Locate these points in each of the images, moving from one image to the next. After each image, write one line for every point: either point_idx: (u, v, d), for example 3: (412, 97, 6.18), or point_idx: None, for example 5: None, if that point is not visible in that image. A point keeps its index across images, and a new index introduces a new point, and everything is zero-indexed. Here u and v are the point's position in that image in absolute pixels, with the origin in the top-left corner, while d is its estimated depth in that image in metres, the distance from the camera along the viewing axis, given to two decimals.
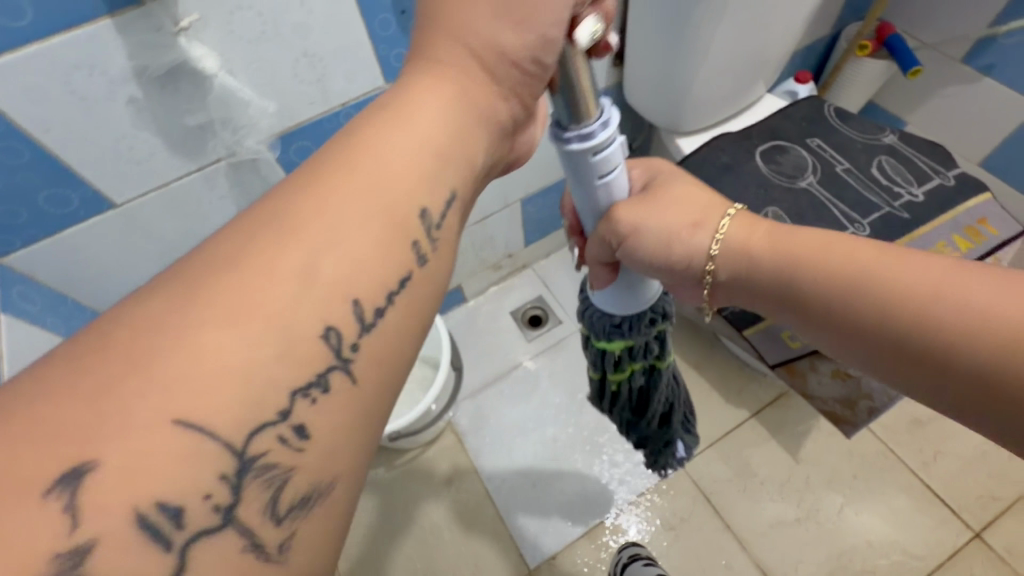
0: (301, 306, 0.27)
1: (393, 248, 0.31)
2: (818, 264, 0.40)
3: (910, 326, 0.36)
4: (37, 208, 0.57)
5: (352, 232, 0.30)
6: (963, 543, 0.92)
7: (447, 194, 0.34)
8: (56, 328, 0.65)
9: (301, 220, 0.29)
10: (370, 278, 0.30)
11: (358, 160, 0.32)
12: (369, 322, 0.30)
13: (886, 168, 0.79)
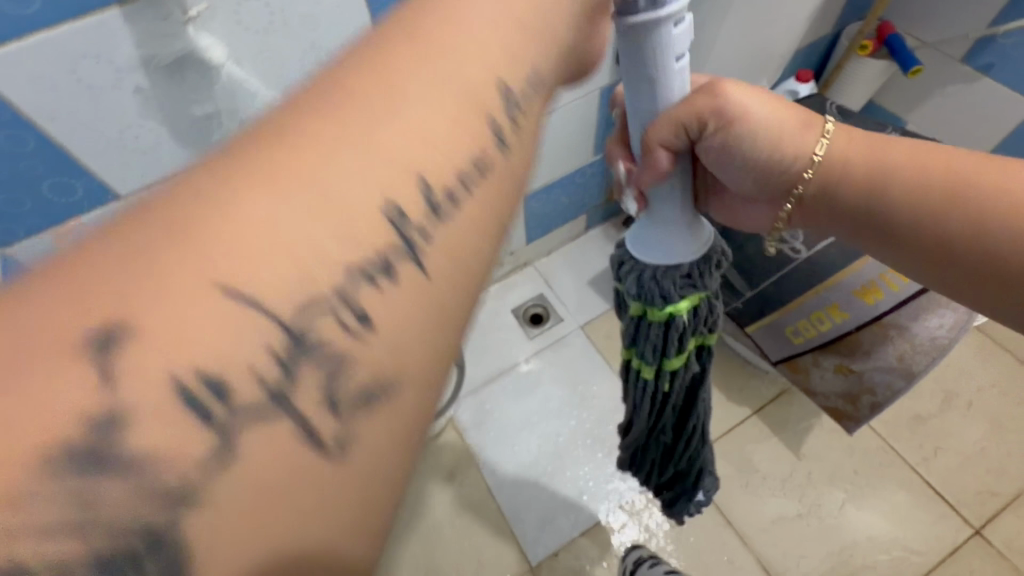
0: (360, 179, 0.23)
1: (464, 122, 0.27)
2: (886, 170, 0.43)
3: (972, 228, 0.40)
4: (40, 198, 0.57)
5: (405, 136, 0.25)
6: (963, 538, 0.93)
7: (521, 69, 0.29)
8: None
9: (344, 118, 0.24)
10: (442, 153, 0.26)
11: (415, 50, 0.27)
12: (440, 206, 0.25)
13: None
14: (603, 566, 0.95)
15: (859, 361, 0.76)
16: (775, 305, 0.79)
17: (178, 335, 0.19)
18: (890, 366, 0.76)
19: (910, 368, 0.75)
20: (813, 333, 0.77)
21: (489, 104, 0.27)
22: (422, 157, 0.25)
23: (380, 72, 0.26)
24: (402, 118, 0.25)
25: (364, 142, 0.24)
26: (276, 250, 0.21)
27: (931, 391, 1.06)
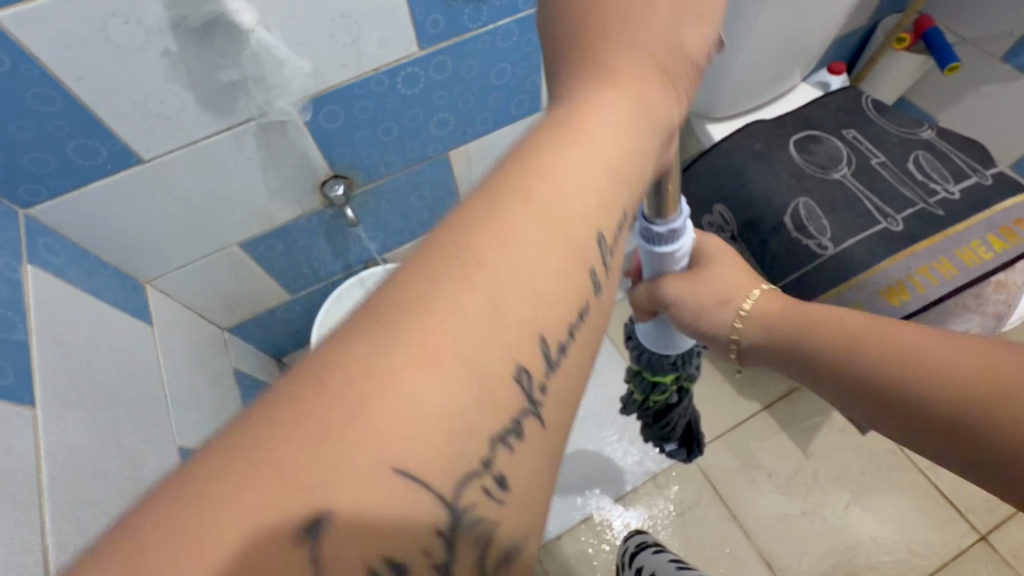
0: (495, 346, 0.24)
1: (571, 278, 0.27)
2: (808, 331, 0.44)
3: (902, 381, 0.36)
4: (65, 158, 0.57)
5: (558, 258, 0.27)
6: (969, 544, 0.92)
7: (619, 215, 0.30)
8: (80, 282, 0.63)
9: (497, 236, 0.25)
10: (554, 311, 0.26)
11: (556, 169, 0.28)
12: (553, 359, 0.26)
13: (922, 163, 0.77)
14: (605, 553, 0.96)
15: None
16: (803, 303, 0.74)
17: (385, 449, 0.20)
18: None
19: None
20: None
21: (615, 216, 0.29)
22: (564, 277, 0.27)
23: (520, 192, 0.27)
24: (529, 288, 0.26)
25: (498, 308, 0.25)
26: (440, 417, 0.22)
27: None
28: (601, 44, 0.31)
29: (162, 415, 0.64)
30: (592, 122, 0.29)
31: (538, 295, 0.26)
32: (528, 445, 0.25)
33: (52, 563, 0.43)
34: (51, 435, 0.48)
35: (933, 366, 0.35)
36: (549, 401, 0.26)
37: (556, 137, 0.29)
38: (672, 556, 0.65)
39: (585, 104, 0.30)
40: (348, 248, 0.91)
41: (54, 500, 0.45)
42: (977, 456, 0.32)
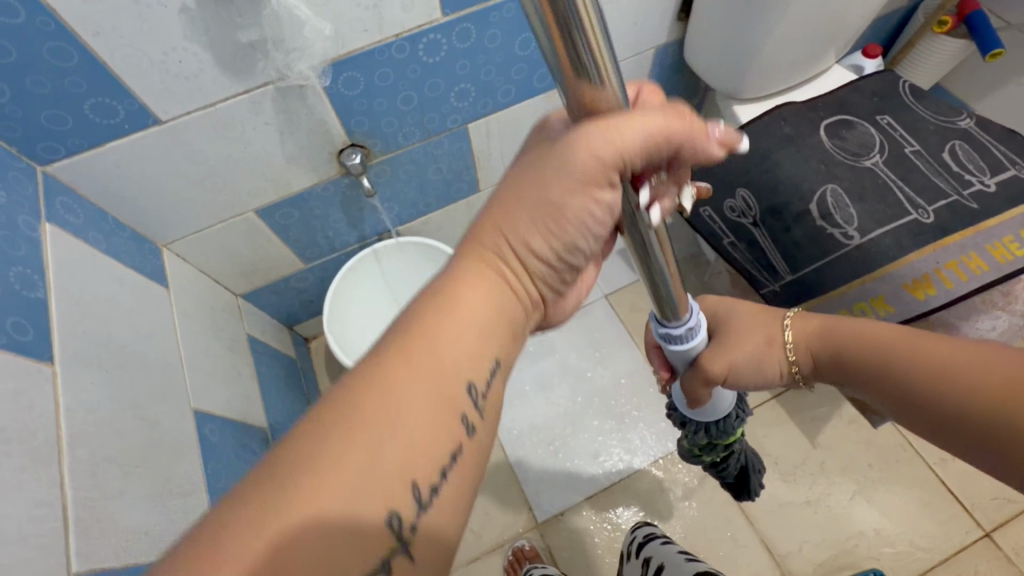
0: (367, 499, 0.26)
1: (442, 428, 0.30)
2: (848, 344, 0.49)
3: (927, 386, 0.41)
4: (83, 116, 0.56)
5: (419, 421, 0.29)
6: (972, 540, 0.92)
7: (490, 365, 0.34)
8: (98, 243, 0.63)
9: (363, 410, 0.28)
10: (425, 460, 0.29)
11: (417, 345, 0.31)
12: (425, 501, 0.28)
13: (959, 154, 0.74)
14: (607, 531, 0.97)
15: None
16: (813, 293, 0.73)
17: None
18: None
19: None
20: None
21: (476, 371, 0.33)
22: (429, 433, 0.29)
23: (383, 367, 0.30)
24: (400, 445, 0.28)
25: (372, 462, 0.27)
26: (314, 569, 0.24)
27: None
28: (496, 213, 0.35)
29: (178, 378, 0.65)
30: (456, 301, 0.34)
31: (412, 446, 0.28)
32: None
33: (72, 516, 0.44)
34: (70, 392, 0.49)
35: (970, 378, 0.38)
36: (419, 541, 0.28)
37: (431, 307, 0.33)
38: (681, 548, 0.64)
39: (455, 285, 0.34)
40: (363, 220, 0.91)
41: (74, 456, 0.46)
42: (1013, 457, 0.35)
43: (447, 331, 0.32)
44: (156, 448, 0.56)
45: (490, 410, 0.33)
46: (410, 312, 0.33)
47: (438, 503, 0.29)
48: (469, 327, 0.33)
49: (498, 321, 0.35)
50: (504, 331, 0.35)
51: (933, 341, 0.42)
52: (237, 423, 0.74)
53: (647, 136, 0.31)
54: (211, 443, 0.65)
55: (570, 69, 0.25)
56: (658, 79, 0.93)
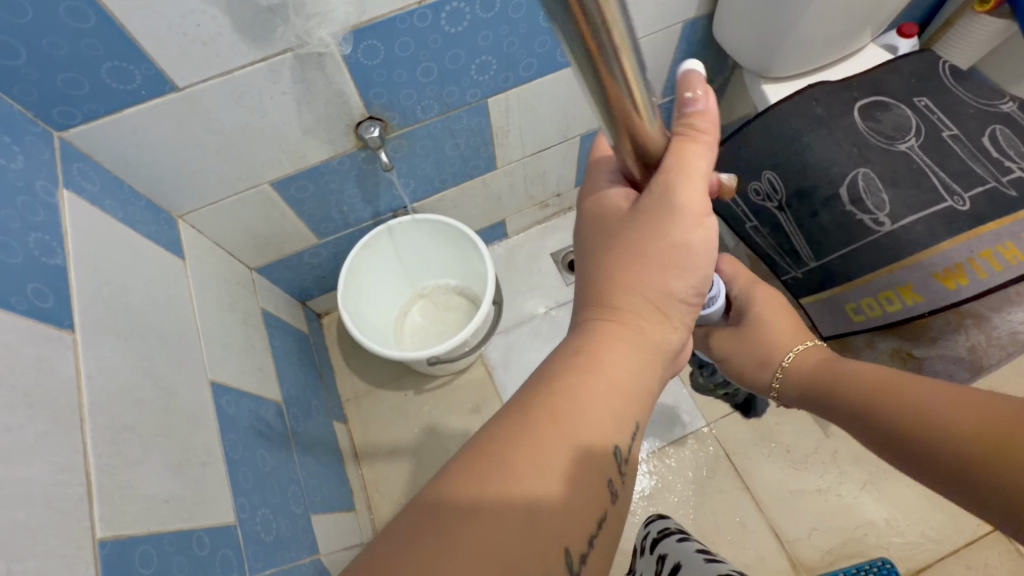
0: (549, 528, 0.33)
1: (599, 477, 0.36)
2: (842, 385, 0.51)
3: (912, 426, 0.42)
4: (99, 81, 0.55)
5: (587, 472, 0.36)
6: (984, 532, 0.92)
7: (633, 424, 0.39)
8: (115, 212, 0.63)
9: (547, 444, 0.35)
10: (589, 502, 0.35)
11: (585, 395, 0.37)
12: (589, 540, 0.35)
13: (999, 139, 0.71)
14: None
15: (920, 348, 0.71)
16: (839, 279, 0.73)
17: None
18: (957, 356, 0.70)
19: (978, 362, 0.69)
20: (878, 313, 0.71)
21: (626, 429, 0.39)
22: (593, 484, 0.36)
23: (557, 406, 0.37)
24: (573, 485, 0.35)
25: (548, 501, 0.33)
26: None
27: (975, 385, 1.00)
28: (619, 280, 0.42)
29: (195, 349, 0.65)
30: (610, 355, 0.40)
31: (577, 492, 0.35)
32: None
33: (94, 482, 0.44)
34: (90, 360, 0.49)
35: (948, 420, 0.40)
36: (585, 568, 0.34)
37: (590, 371, 0.39)
38: (699, 546, 0.61)
39: (607, 338, 0.41)
40: (378, 195, 0.89)
41: (95, 424, 0.46)
42: (984, 496, 0.35)
43: (605, 383, 0.39)
44: (175, 418, 0.56)
45: (632, 467, 0.39)
46: (574, 356, 0.40)
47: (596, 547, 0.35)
48: (622, 384, 0.39)
49: (640, 382, 0.41)
50: (645, 392, 0.41)
51: (921, 385, 0.44)
52: (253, 396, 0.74)
53: (701, 168, 0.39)
54: (228, 415, 0.66)
55: (617, 96, 0.31)
56: (684, 55, 0.89)
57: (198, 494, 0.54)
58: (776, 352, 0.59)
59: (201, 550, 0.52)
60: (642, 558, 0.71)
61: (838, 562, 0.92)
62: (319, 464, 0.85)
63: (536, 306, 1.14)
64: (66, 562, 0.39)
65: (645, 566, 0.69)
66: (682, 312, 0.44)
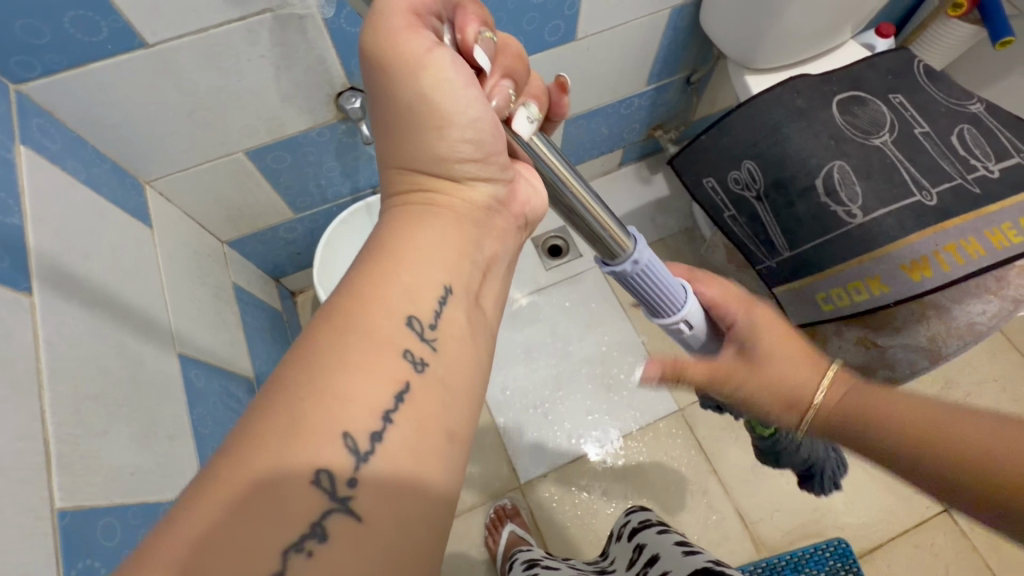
0: (289, 454, 0.26)
1: (383, 366, 0.30)
2: (878, 422, 0.43)
3: (986, 491, 0.35)
4: (61, 31, 0.51)
5: (364, 358, 0.29)
6: (932, 514, 0.97)
7: (438, 291, 0.34)
8: (76, 173, 0.59)
9: (307, 347, 0.29)
10: (366, 406, 0.28)
11: (368, 280, 0.32)
12: (370, 443, 0.27)
13: (966, 138, 0.74)
14: (594, 498, 0.99)
15: (885, 336, 0.75)
16: (812, 269, 0.75)
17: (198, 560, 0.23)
18: (917, 346, 0.73)
19: (937, 351, 0.73)
20: (846, 303, 0.73)
21: (426, 299, 0.33)
22: (377, 365, 0.29)
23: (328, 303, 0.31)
24: (346, 375, 0.28)
25: (295, 424, 0.26)
26: (247, 551, 0.24)
27: (930, 375, 1.05)
28: (400, 161, 0.39)
29: (162, 320, 0.62)
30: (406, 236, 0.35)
31: (344, 399, 0.28)
32: (337, 543, 0.26)
33: (55, 453, 0.42)
34: (49, 326, 0.46)
35: (952, 452, 0.37)
36: (363, 493, 0.27)
37: (377, 258, 0.34)
38: (676, 537, 0.62)
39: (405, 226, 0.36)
40: (358, 170, 0.87)
41: (56, 393, 0.44)
42: None
43: (396, 262, 0.33)
44: (139, 391, 0.54)
45: (447, 340, 0.33)
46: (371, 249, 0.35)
47: (386, 450, 0.28)
48: (414, 255, 0.34)
49: (444, 251, 0.36)
50: (455, 264, 0.36)
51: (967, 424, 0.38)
52: (223, 370, 0.72)
53: None
54: (197, 388, 0.64)
55: None
56: (670, 43, 0.90)
57: (165, 467, 0.53)
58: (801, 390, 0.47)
59: None
60: (618, 544, 0.73)
61: (796, 541, 0.95)
62: None
63: (513, 292, 1.14)
64: (23, 532, 0.37)
65: (621, 552, 0.71)
66: (471, 164, 0.40)
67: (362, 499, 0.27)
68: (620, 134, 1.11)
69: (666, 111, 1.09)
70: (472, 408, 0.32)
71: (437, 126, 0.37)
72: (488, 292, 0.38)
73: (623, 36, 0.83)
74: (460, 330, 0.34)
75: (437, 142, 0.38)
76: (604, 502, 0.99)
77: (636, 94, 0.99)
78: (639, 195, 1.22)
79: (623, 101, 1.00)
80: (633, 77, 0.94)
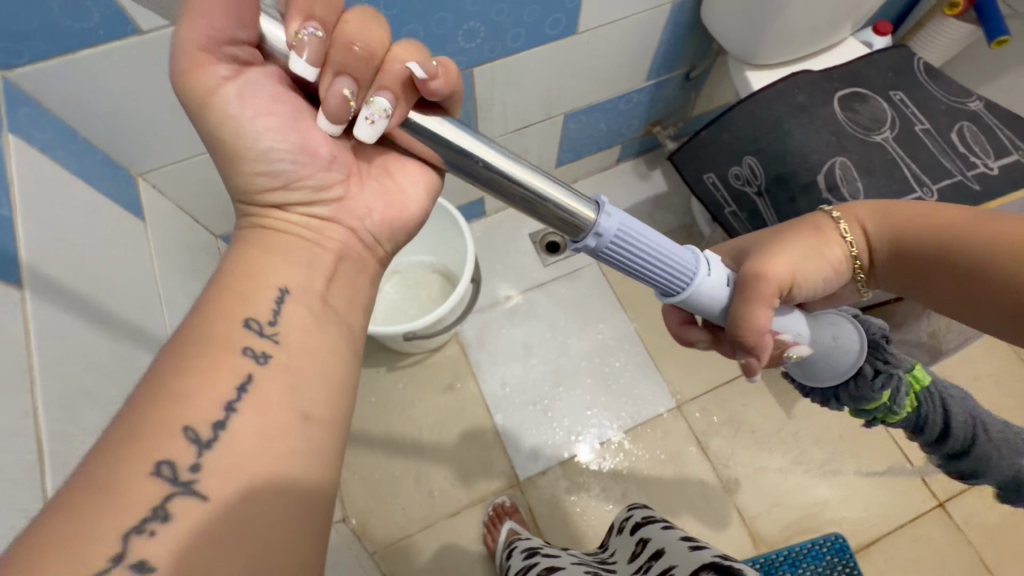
0: (120, 462, 0.28)
1: (223, 367, 0.32)
2: (911, 233, 0.47)
3: (1012, 272, 0.41)
4: (52, 16, 0.50)
5: (195, 364, 0.32)
6: (927, 508, 0.97)
7: (276, 293, 0.37)
8: (67, 164, 0.58)
9: (150, 365, 0.32)
10: (206, 402, 0.31)
11: (209, 293, 0.36)
12: (213, 434, 0.30)
13: (966, 135, 0.74)
14: (599, 498, 0.99)
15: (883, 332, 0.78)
16: None
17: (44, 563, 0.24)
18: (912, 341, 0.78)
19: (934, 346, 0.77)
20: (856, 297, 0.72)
21: (264, 302, 0.36)
22: (215, 365, 0.32)
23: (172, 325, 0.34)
24: (185, 378, 0.31)
25: (134, 430, 0.29)
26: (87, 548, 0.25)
27: None
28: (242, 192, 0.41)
29: (156, 315, 0.61)
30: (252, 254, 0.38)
31: (184, 399, 0.30)
32: (182, 523, 0.28)
33: (46, 451, 0.41)
34: (41, 322, 0.45)
35: (998, 250, 0.42)
36: (207, 476, 0.29)
37: (223, 273, 0.37)
38: (682, 533, 0.62)
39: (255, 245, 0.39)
40: None
41: (47, 388, 0.43)
42: None
43: (241, 274, 0.37)
44: (133, 387, 0.52)
45: (292, 334, 0.36)
46: (223, 268, 0.37)
47: (229, 434, 0.31)
48: (262, 268, 0.37)
49: (289, 262, 0.38)
50: (299, 269, 0.39)
51: (1005, 222, 0.42)
52: None
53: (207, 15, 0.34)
54: None
55: None
56: (670, 37, 0.89)
57: None
58: (826, 253, 0.49)
59: None
60: (621, 538, 0.73)
61: (794, 537, 0.96)
62: None
63: (510, 289, 1.13)
64: (15, 534, 0.36)
65: (623, 545, 0.71)
66: (300, 193, 0.41)
67: (206, 483, 0.29)
68: (619, 129, 1.10)
69: (664, 107, 1.08)
70: (333, 393, 0.35)
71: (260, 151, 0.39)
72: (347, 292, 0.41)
73: (623, 30, 0.83)
74: (311, 320, 0.37)
75: (252, 176, 0.40)
76: (602, 499, 0.98)
77: (635, 89, 0.98)
78: (637, 191, 1.22)
79: (623, 96, 0.99)
80: (633, 72, 0.94)
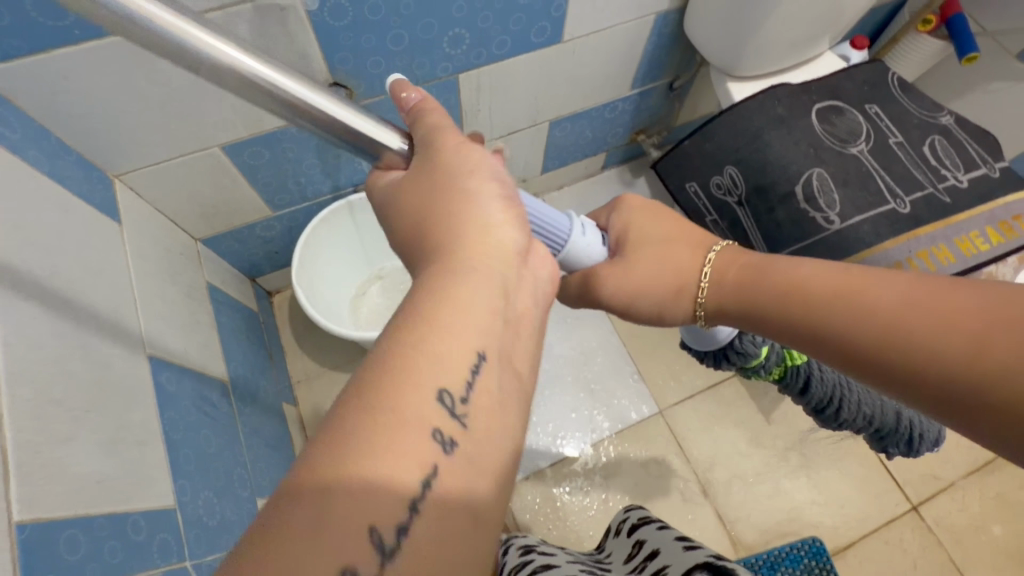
0: (355, 502, 0.25)
1: (427, 427, 0.28)
2: (776, 292, 0.45)
3: (875, 342, 0.38)
4: (25, 16, 0.49)
5: (413, 431, 0.28)
6: (901, 511, 1.00)
7: (477, 357, 0.32)
8: (40, 164, 0.57)
9: (378, 418, 0.27)
10: (414, 464, 0.27)
11: (409, 333, 0.31)
12: (420, 496, 0.27)
13: (937, 149, 0.77)
14: (582, 502, 0.99)
15: None
16: None
17: None
18: None
19: None
20: None
21: (465, 356, 0.31)
22: (421, 426, 0.28)
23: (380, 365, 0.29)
24: (399, 436, 0.27)
25: (354, 478, 0.25)
26: None
27: None
28: (438, 220, 0.37)
29: (131, 320, 0.60)
30: (455, 304, 0.32)
31: (398, 451, 0.27)
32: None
33: (13, 460, 0.40)
34: (8, 327, 0.44)
35: (861, 317, 0.39)
36: (414, 538, 0.26)
37: (418, 318, 0.32)
38: (677, 534, 0.62)
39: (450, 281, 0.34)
40: (339, 168, 0.85)
41: (14, 396, 0.42)
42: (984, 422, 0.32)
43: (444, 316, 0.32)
44: (105, 394, 0.51)
45: (483, 403, 0.31)
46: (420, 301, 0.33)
47: (435, 499, 0.27)
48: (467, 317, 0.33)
49: (482, 312, 0.33)
50: (491, 324, 0.33)
51: (871, 287, 0.39)
52: (196, 373, 0.70)
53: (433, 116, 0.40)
54: (169, 392, 0.61)
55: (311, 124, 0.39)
56: (654, 48, 0.90)
57: (133, 476, 0.51)
58: (687, 276, 0.51)
59: (136, 535, 0.48)
60: (618, 539, 0.73)
61: (772, 540, 0.97)
62: (268, 446, 0.81)
63: None
64: None
65: (619, 547, 0.71)
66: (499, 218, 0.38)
67: (413, 545, 0.26)
68: (603, 136, 1.11)
69: (649, 116, 1.10)
70: (503, 454, 0.31)
71: (465, 183, 0.38)
72: (525, 347, 0.36)
73: (608, 41, 0.84)
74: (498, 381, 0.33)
75: (459, 199, 0.37)
76: (585, 504, 0.99)
77: (619, 98, 1.00)
78: None
79: (607, 104, 1.00)
80: (617, 80, 0.95)
